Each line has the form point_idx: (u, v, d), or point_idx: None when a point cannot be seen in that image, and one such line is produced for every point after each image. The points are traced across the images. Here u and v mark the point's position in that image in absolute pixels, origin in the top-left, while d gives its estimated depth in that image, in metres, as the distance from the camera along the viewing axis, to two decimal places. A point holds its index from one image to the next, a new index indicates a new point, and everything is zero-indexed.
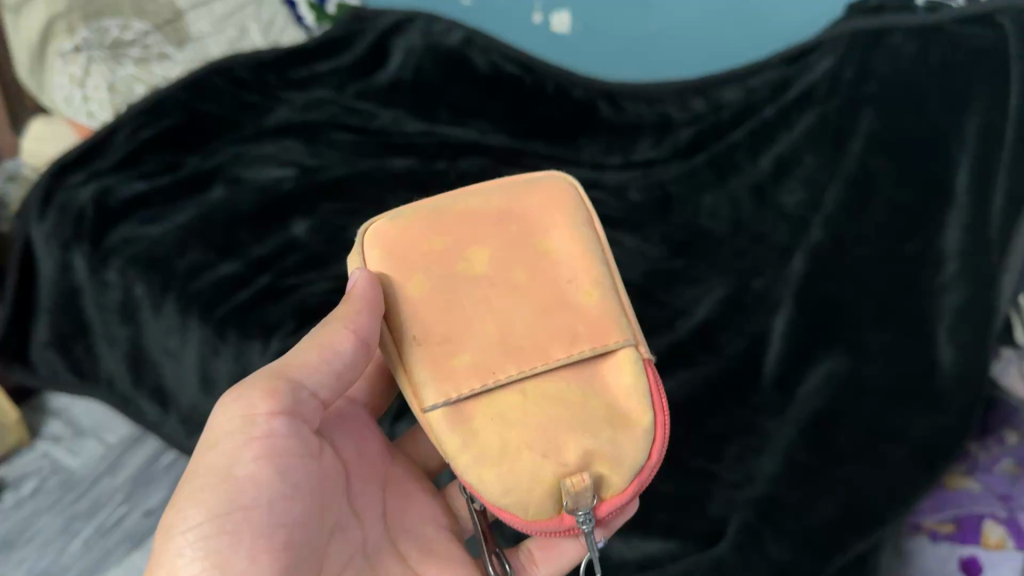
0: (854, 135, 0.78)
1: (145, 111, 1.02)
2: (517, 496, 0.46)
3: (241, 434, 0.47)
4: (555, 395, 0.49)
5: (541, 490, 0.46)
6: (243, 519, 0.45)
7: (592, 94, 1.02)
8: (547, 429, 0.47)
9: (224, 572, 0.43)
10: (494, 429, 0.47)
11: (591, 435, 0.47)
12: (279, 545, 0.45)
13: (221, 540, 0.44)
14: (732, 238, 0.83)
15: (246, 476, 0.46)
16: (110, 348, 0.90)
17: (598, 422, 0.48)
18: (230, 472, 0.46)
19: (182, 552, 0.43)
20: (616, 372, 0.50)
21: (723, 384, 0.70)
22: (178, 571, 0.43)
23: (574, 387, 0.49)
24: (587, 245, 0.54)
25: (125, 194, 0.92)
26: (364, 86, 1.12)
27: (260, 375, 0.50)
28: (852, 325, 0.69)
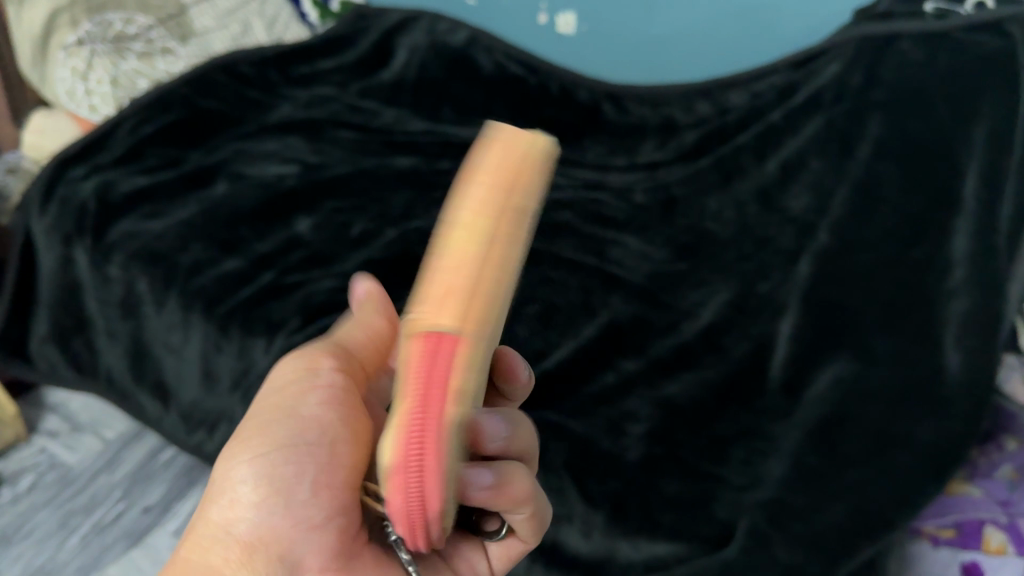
0: (861, 140, 0.79)
1: (149, 106, 1.02)
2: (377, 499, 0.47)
3: (315, 373, 0.46)
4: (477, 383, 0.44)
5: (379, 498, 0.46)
6: (305, 450, 0.44)
7: (597, 96, 1.03)
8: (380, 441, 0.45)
9: (284, 500, 0.43)
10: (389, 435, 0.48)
11: None
12: (338, 486, 0.44)
13: (287, 469, 0.44)
14: (737, 241, 0.83)
15: (312, 412, 0.45)
16: (110, 343, 0.89)
17: None
18: (297, 408, 0.45)
19: (242, 479, 0.44)
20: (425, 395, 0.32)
21: (728, 386, 0.70)
22: (236, 498, 0.44)
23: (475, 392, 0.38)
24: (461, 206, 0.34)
25: (128, 188, 0.92)
26: (368, 83, 1.12)
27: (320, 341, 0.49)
28: (860, 330, 0.69)
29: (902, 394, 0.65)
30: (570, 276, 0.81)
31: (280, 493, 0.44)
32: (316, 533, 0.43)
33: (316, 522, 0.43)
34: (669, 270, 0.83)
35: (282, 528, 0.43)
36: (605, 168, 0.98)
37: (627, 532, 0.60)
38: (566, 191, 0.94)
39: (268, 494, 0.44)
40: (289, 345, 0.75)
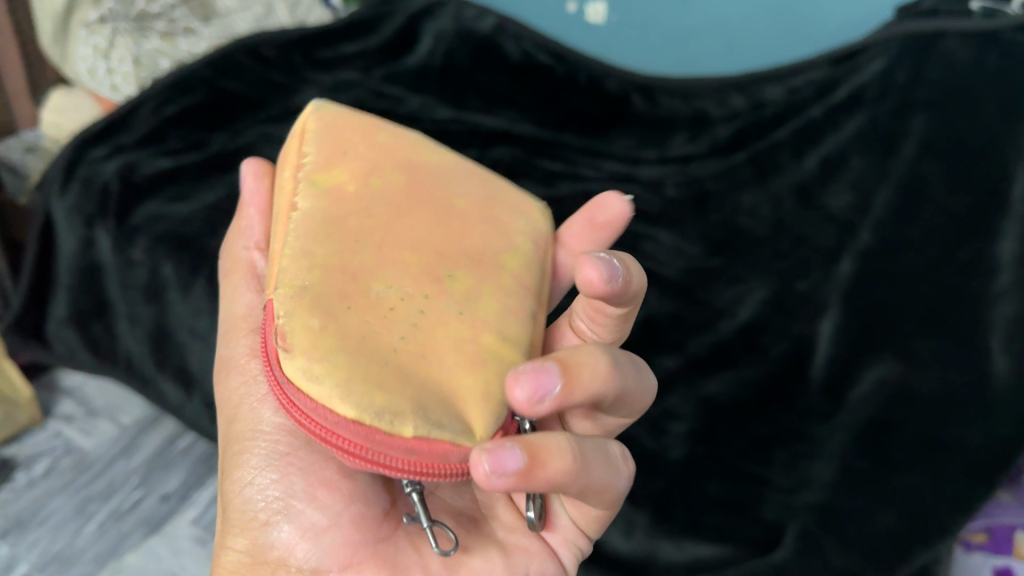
0: (906, 139, 0.78)
1: (170, 87, 1.00)
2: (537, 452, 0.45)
3: (253, 386, 0.52)
4: (464, 305, 0.40)
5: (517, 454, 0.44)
6: (281, 456, 0.49)
7: (626, 87, 1.02)
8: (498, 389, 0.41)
9: (289, 512, 0.47)
10: None
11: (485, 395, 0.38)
12: (331, 478, 0.47)
13: (280, 486, 0.47)
14: (774, 238, 0.82)
15: (272, 427, 0.50)
16: (131, 328, 0.87)
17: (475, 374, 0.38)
18: (255, 431, 0.51)
19: (251, 510, 0.48)
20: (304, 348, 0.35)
21: (768, 386, 0.69)
22: (251, 527, 0.48)
23: (390, 318, 0.37)
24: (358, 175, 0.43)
25: (152, 170, 0.90)
26: (393, 69, 1.10)
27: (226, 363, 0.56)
28: (904, 332, 0.68)
29: (950, 397, 0.64)
30: None
31: (278, 508, 0.47)
32: (332, 531, 0.45)
33: (325, 523, 0.45)
34: (704, 267, 0.81)
35: (296, 541, 0.46)
36: (635, 162, 0.96)
37: (669, 533, 0.59)
38: (596, 182, 0.92)
39: (271, 515, 0.47)
40: None
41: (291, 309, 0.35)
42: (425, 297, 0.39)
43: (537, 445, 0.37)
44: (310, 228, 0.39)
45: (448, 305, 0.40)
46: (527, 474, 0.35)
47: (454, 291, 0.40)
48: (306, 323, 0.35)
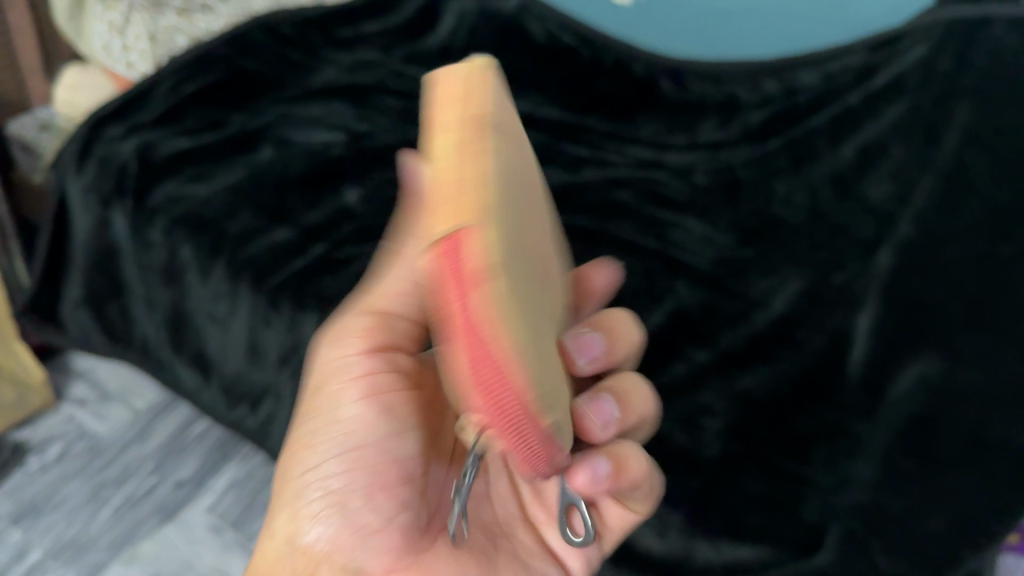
0: (948, 127, 0.76)
1: (188, 64, 0.98)
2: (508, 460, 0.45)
3: (354, 366, 0.44)
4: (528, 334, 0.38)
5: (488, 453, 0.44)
6: (355, 451, 0.45)
7: (654, 71, 0.99)
8: None
9: (343, 508, 0.45)
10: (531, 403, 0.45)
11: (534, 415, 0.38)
12: (394, 482, 0.45)
13: (342, 480, 0.45)
14: (809, 228, 0.80)
15: (353, 418, 0.45)
16: (147, 311, 0.85)
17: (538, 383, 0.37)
18: (336, 418, 0.45)
19: (304, 493, 0.46)
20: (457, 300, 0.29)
21: (805, 380, 0.67)
22: (303, 508, 0.46)
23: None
24: None
25: (169, 149, 0.88)
26: (414, 49, 1.08)
27: (352, 313, 0.45)
28: (948, 328, 0.66)
29: (995, 396, 0.62)
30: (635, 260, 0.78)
31: (332, 500, 0.46)
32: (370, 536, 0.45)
33: (378, 526, 0.46)
34: (735, 259, 0.80)
35: (343, 539, 0.46)
36: (663, 149, 0.94)
37: (706, 532, 0.58)
38: (623, 170, 0.91)
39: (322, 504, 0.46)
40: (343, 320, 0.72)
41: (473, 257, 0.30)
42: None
43: (620, 452, 0.42)
44: (472, 119, 0.27)
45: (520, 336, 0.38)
46: (616, 476, 0.40)
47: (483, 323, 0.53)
48: (463, 174, 0.25)
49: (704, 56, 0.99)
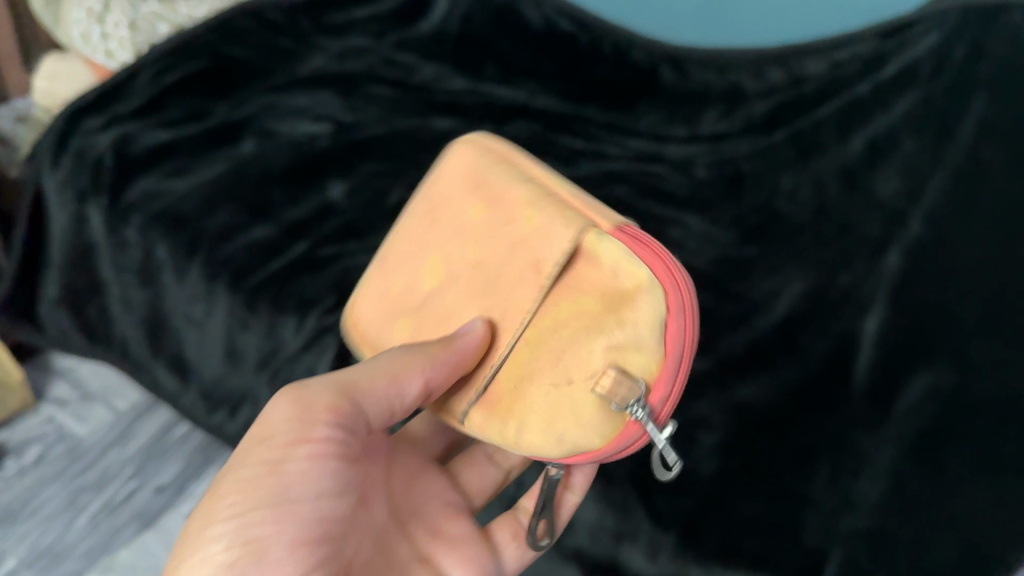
0: (963, 119, 0.71)
1: (170, 52, 0.94)
2: (560, 440, 0.42)
3: (324, 426, 0.45)
4: (552, 319, 0.43)
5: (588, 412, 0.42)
6: (300, 500, 0.44)
7: (654, 58, 0.94)
8: (562, 367, 0.42)
9: (260, 560, 0.42)
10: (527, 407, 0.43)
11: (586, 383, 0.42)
12: (315, 542, 0.44)
13: (268, 531, 0.43)
14: (816, 225, 0.76)
15: (298, 472, 0.44)
16: (125, 311, 0.82)
17: (591, 327, 0.42)
18: (281, 468, 0.44)
19: (215, 536, 0.42)
20: (592, 269, 0.43)
21: (808, 389, 0.63)
22: (208, 554, 0.42)
23: (574, 280, 0.44)
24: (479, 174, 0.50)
25: (147, 143, 0.85)
26: (406, 35, 1.03)
27: (324, 383, 0.47)
28: (959, 338, 0.62)
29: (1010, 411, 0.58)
30: None
31: (259, 545, 0.42)
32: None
33: None
34: (736, 258, 0.76)
35: None
36: (661, 140, 0.91)
37: (701, 557, 0.54)
38: (620, 164, 0.88)
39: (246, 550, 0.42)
40: (322, 325, 0.69)
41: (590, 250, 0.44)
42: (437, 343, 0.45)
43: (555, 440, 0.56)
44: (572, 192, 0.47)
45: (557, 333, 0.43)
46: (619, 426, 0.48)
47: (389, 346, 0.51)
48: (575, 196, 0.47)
49: (702, 42, 0.95)
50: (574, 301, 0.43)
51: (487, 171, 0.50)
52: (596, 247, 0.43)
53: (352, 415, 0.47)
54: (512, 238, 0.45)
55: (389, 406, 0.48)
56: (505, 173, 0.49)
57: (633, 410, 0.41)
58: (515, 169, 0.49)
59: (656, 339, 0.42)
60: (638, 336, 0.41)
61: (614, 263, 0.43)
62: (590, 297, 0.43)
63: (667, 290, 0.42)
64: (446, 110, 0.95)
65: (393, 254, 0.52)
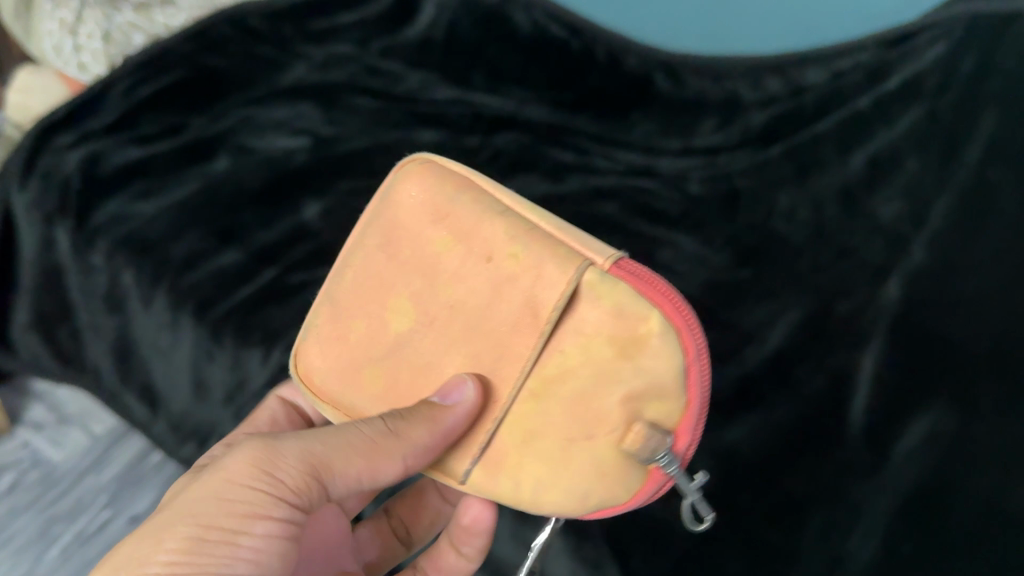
0: (971, 138, 0.67)
1: (146, 64, 0.91)
2: (569, 499, 0.42)
3: (293, 500, 0.43)
4: (557, 366, 0.40)
5: (601, 477, 0.41)
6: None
7: (649, 65, 0.90)
8: (577, 418, 0.40)
9: None
10: (534, 466, 0.42)
11: (605, 433, 0.40)
12: None
13: None
14: (814, 247, 0.71)
15: (250, 549, 0.42)
16: (95, 338, 0.79)
17: (607, 367, 0.40)
18: (234, 540, 0.41)
19: None
20: (592, 305, 0.40)
21: (801, 432, 0.59)
22: None
23: (572, 324, 0.40)
24: (445, 200, 0.44)
25: (119, 161, 0.82)
26: (392, 42, 1.00)
27: (294, 445, 0.44)
28: (964, 378, 0.58)
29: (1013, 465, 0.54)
30: None
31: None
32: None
33: None
34: (729, 282, 0.72)
35: None
36: (655, 153, 0.86)
37: None
38: (610, 179, 0.83)
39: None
40: (288, 360, 0.66)
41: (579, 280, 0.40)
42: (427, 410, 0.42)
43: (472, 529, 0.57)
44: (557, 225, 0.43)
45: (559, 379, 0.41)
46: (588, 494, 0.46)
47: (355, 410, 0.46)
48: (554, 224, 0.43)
49: (696, 50, 0.90)
50: (586, 338, 0.40)
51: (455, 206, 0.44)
52: (597, 288, 0.40)
53: (317, 496, 0.44)
54: (473, 273, 0.42)
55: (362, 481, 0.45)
56: (471, 200, 0.44)
57: (666, 471, 0.41)
58: (489, 200, 0.44)
59: (676, 388, 0.40)
60: (653, 380, 0.40)
61: (621, 302, 0.40)
62: (591, 339, 0.40)
63: (678, 328, 0.40)
64: (431, 121, 0.90)
65: (355, 286, 0.47)
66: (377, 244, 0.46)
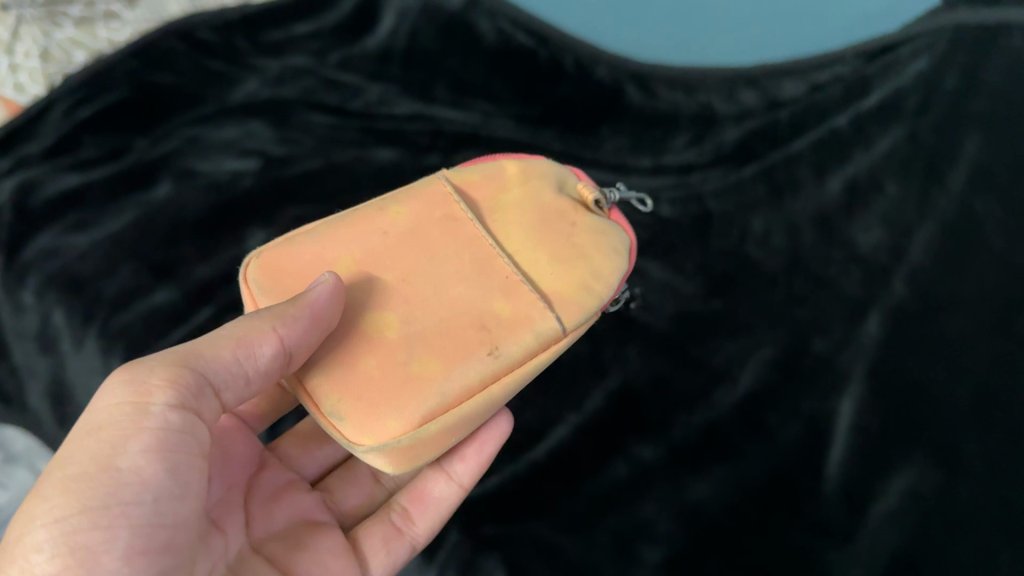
0: (954, 163, 0.71)
1: (86, 82, 0.86)
2: (617, 256, 0.57)
3: (175, 397, 0.43)
4: (518, 241, 0.55)
5: (615, 244, 0.58)
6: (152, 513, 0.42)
7: (619, 76, 0.88)
8: (553, 227, 0.57)
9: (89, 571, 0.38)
10: (580, 268, 0.55)
11: (590, 232, 0.58)
12: (155, 548, 0.41)
13: (95, 536, 0.39)
14: (788, 275, 0.67)
15: (131, 469, 0.41)
16: (30, 380, 0.74)
17: (562, 222, 0.58)
18: (112, 464, 0.41)
19: (40, 545, 0.39)
20: (501, 191, 0.59)
21: (773, 485, 0.54)
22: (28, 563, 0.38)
23: (538, 222, 0.57)
24: (383, 209, 0.53)
25: (53, 191, 0.77)
26: (350, 52, 0.94)
27: (166, 355, 0.45)
28: (942, 433, 0.55)
29: (993, 529, 0.51)
30: None
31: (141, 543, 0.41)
32: (182, 537, 0.42)
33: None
34: (698, 315, 0.67)
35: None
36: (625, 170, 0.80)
37: None
38: None
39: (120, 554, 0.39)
40: None
41: (494, 182, 0.59)
42: (496, 349, 0.48)
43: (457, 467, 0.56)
44: (513, 180, 0.60)
45: (567, 306, 0.53)
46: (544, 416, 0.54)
47: (373, 365, 0.45)
48: (476, 175, 0.59)
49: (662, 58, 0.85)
50: (559, 235, 0.57)
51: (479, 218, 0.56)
52: (503, 167, 0.61)
53: (192, 387, 0.44)
54: (461, 223, 0.54)
55: (232, 369, 0.46)
56: (487, 191, 0.58)
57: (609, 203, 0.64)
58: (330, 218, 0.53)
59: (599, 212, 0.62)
60: (556, 185, 0.61)
61: (610, 238, 0.58)
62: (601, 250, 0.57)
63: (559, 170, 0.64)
64: (390, 139, 0.86)
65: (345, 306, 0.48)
66: (401, 229, 0.52)
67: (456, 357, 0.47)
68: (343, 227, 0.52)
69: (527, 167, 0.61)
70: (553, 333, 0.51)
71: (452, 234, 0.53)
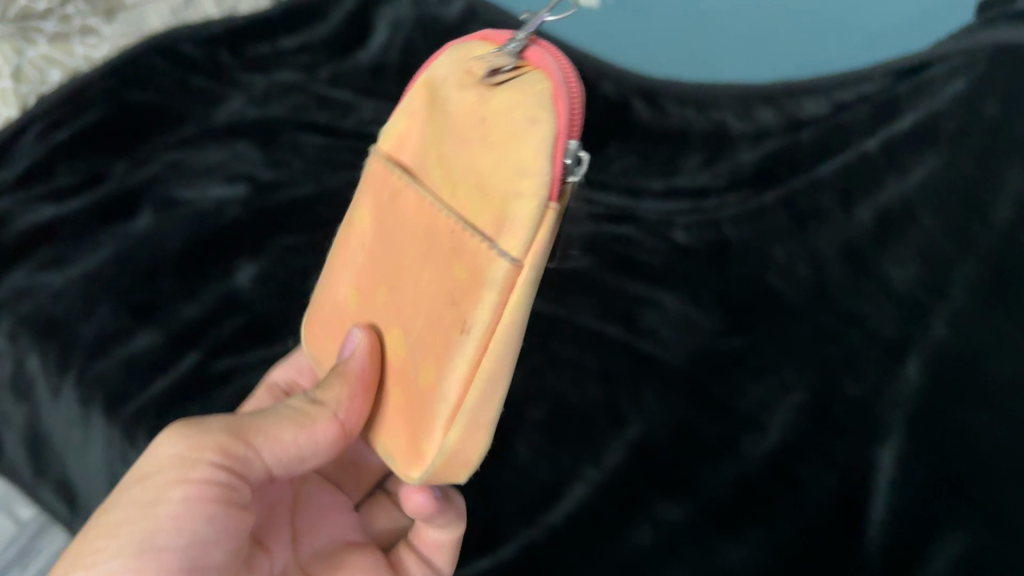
0: (1002, 198, 0.60)
1: (62, 103, 0.81)
2: (537, 135, 0.38)
3: (220, 456, 0.43)
4: (462, 190, 0.42)
5: (535, 107, 0.39)
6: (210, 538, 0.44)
7: (627, 90, 0.82)
8: (479, 152, 0.41)
9: None
10: (506, 173, 0.39)
11: (515, 118, 0.39)
12: None
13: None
14: (816, 311, 0.63)
15: (169, 516, 0.41)
16: (5, 428, 0.69)
17: (479, 128, 0.41)
18: (152, 510, 0.41)
19: None
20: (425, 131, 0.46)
21: (811, 547, 0.50)
22: None
23: (470, 165, 0.41)
24: (345, 235, 0.51)
25: (26, 223, 0.72)
26: (342, 68, 0.90)
27: (224, 419, 0.45)
28: (992, 489, 0.51)
29: None
30: (582, 355, 0.63)
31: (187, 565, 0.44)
32: None
33: None
34: (719, 353, 0.63)
35: None
36: (635, 195, 0.77)
37: None
38: (583, 226, 0.74)
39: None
40: None
41: (421, 131, 0.46)
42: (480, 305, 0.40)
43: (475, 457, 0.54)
44: (425, 104, 0.46)
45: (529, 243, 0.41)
46: None
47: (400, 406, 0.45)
48: (394, 139, 0.48)
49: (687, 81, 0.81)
50: (484, 163, 0.40)
51: (422, 167, 0.46)
52: (413, 95, 0.47)
53: (243, 455, 0.43)
54: (399, 194, 0.46)
55: (294, 451, 0.46)
56: (414, 141, 0.46)
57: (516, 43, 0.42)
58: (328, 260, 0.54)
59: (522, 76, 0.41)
60: (450, 91, 0.44)
61: (524, 93, 0.40)
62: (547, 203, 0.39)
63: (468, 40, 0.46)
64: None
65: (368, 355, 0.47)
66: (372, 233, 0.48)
67: (440, 350, 0.40)
68: (336, 261, 0.52)
69: (433, 77, 0.46)
70: (506, 274, 0.38)
71: (400, 208, 0.45)
